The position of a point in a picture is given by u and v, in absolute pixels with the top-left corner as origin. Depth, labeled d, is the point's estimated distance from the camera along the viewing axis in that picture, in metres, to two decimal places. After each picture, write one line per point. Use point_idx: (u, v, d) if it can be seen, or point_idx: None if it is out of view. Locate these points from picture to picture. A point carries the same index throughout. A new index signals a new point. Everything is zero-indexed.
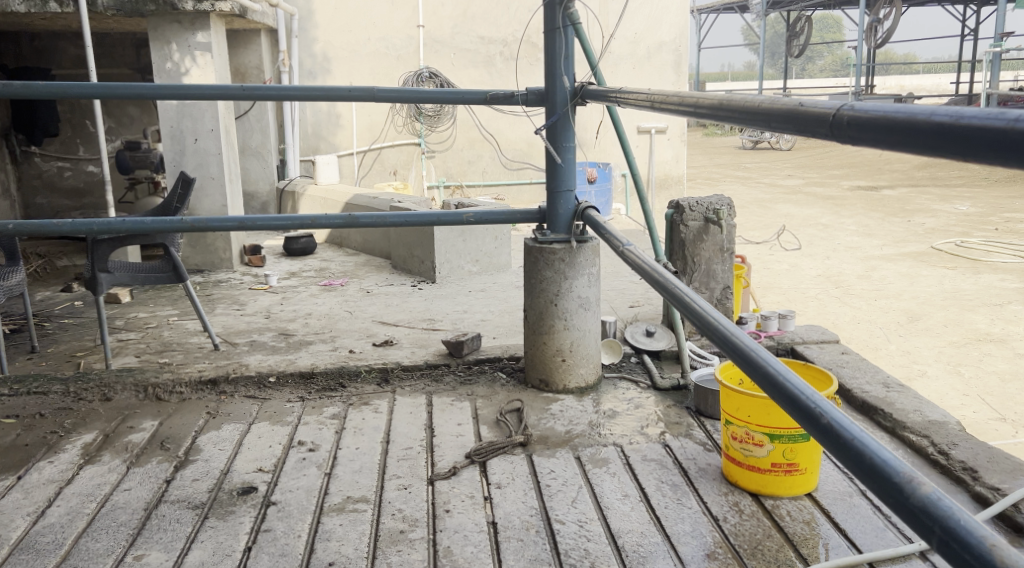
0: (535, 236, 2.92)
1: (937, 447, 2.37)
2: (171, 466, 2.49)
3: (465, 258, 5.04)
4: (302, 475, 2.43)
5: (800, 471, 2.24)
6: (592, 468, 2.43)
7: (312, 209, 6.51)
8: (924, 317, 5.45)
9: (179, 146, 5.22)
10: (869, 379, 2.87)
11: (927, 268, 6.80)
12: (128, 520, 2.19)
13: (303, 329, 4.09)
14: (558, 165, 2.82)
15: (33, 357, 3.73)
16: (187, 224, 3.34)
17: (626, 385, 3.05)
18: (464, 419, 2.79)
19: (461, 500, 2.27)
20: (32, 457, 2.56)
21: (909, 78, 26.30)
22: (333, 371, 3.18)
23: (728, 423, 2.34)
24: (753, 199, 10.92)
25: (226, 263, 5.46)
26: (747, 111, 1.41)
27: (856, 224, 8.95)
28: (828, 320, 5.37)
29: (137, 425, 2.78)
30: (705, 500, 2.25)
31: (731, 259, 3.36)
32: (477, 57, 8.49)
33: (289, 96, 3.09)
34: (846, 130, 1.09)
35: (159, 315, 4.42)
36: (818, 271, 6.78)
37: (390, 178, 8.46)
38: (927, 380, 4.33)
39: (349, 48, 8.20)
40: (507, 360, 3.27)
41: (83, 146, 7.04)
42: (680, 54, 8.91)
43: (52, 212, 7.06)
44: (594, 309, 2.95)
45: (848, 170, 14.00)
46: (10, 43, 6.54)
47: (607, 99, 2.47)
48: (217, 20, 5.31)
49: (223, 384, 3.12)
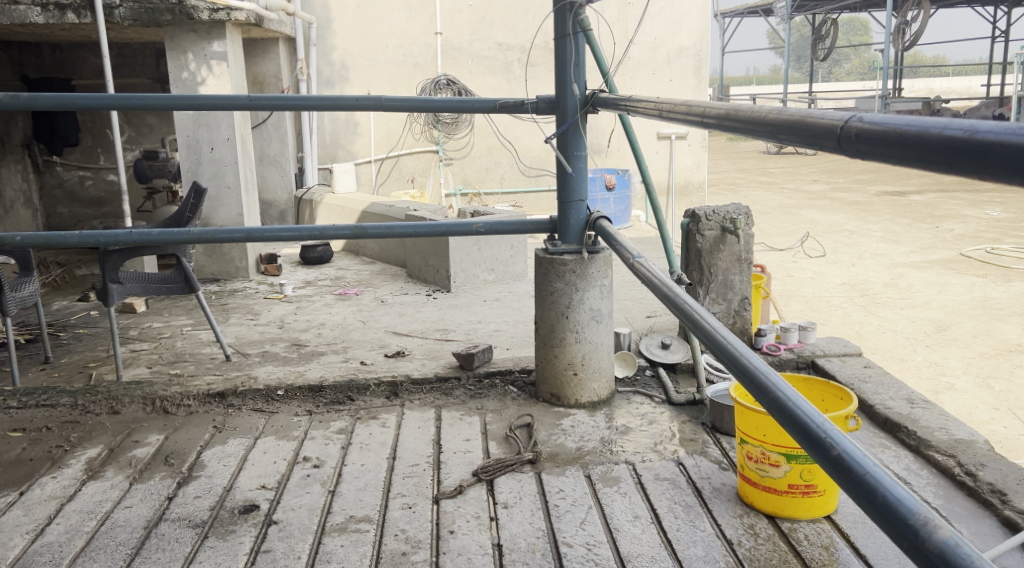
0: (545, 247, 2.86)
1: (964, 467, 2.28)
2: (174, 482, 2.45)
3: (481, 267, 4.99)
4: (306, 492, 2.37)
5: (819, 492, 2.15)
6: (602, 487, 2.35)
7: (329, 218, 6.49)
8: (952, 327, 5.31)
9: (195, 156, 5.21)
10: (892, 395, 2.77)
11: (956, 276, 6.64)
12: (127, 539, 2.15)
13: (316, 339, 4.04)
14: (569, 174, 2.76)
15: (46, 368, 3.72)
16: (195, 236, 3.30)
17: (640, 400, 2.96)
18: (473, 435, 2.73)
19: (466, 521, 2.21)
20: (36, 472, 2.53)
21: (938, 82, 25.91)
22: (342, 384, 3.12)
23: (744, 443, 2.25)
24: (777, 205, 10.76)
25: (242, 273, 5.44)
26: (753, 121, 1.34)
27: (882, 230, 8.79)
28: (852, 330, 5.24)
29: (142, 440, 2.75)
30: (718, 522, 2.17)
31: (749, 269, 3.27)
32: (496, 64, 8.45)
33: (297, 105, 3.05)
34: (854, 143, 1.03)
35: (173, 325, 4.40)
36: (843, 279, 6.65)
37: (408, 185, 8.43)
38: (955, 393, 4.21)
39: (368, 56, 8.19)
40: (519, 373, 3.18)
41: (103, 155, 7.08)
42: (701, 59, 8.81)
43: (73, 221, 7.10)
44: (607, 322, 2.88)
45: (876, 175, 13.79)
46: (32, 53, 6.60)
47: (616, 107, 2.40)
48: (232, 29, 5.30)
49: (231, 397, 3.08)
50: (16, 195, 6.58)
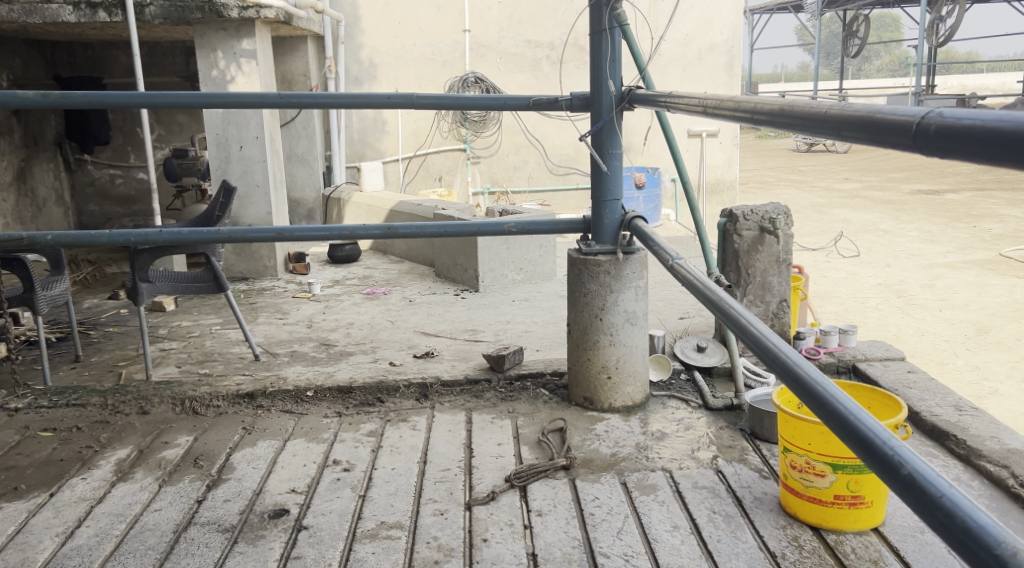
0: (579, 248, 2.80)
1: (1019, 479, 2.20)
2: (203, 485, 2.42)
3: (510, 267, 4.94)
4: (336, 497, 2.33)
5: (866, 503, 2.07)
6: (639, 496, 2.29)
7: (356, 216, 6.47)
8: (993, 330, 5.18)
9: (224, 154, 5.20)
10: (939, 401, 2.68)
11: (997, 277, 6.49)
12: (156, 543, 2.12)
13: (344, 339, 4.01)
14: (604, 173, 2.69)
15: (76, 367, 3.72)
16: (225, 235, 3.27)
17: (675, 404, 2.89)
18: (504, 439, 2.68)
19: (500, 529, 2.15)
20: (66, 473, 2.51)
21: (973, 78, 25.45)
22: (371, 385, 3.07)
23: (786, 451, 2.17)
24: (809, 204, 10.61)
25: (270, 271, 5.43)
26: (810, 118, 1.26)
27: (917, 229, 8.63)
28: (889, 332, 5.13)
29: (172, 441, 2.73)
30: (761, 533, 2.10)
31: (788, 270, 3.18)
32: (524, 61, 8.39)
33: (328, 103, 3.00)
34: (932, 140, 0.96)
35: (202, 324, 4.39)
36: (878, 280, 6.52)
37: (435, 184, 8.41)
38: (999, 398, 4.10)
39: (396, 54, 8.16)
40: (550, 375, 3.12)
41: (134, 153, 7.09)
42: (733, 55, 8.69)
43: (104, 219, 7.14)
44: (642, 324, 2.81)
45: (910, 173, 13.57)
46: (65, 52, 6.64)
47: (654, 103, 2.33)
48: (262, 27, 5.28)
49: (260, 397, 3.04)
50: (48, 193, 6.63)
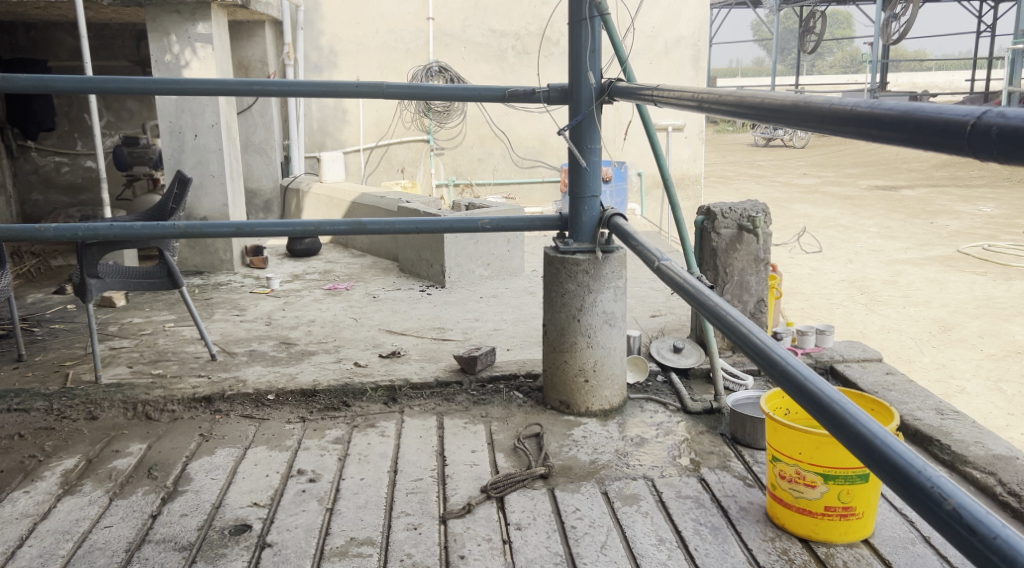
0: (556, 246, 2.69)
1: (1007, 487, 2.16)
2: (157, 499, 2.27)
3: (476, 262, 4.81)
4: (302, 511, 2.19)
5: (857, 515, 2.00)
6: (621, 507, 2.20)
7: (316, 208, 6.28)
8: (957, 328, 5.22)
9: (178, 142, 4.98)
10: (920, 405, 2.64)
11: (956, 274, 6.57)
12: (106, 564, 1.96)
13: (306, 337, 3.85)
14: (583, 168, 2.58)
15: (18, 367, 3.51)
16: (179, 230, 3.07)
17: (653, 408, 2.81)
18: (479, 445, 2.56)
19: (477, 545, 2.04)
20: (7, 485, 2.33)
21: (922, 76, 25.94)
22: (336, 388, 2.93)
23: (775, 460, 2.09)
24: (769, 199, 10.67)
25: (226, 265, 5.23)
26: (826, 115, 1.15)
27: (877, 225, 8.71)
28: (856, 330, 5.14)
29: (123, 449, 2.56)
30: (749, 546, 2.02)
31: (766, 270, 3.12)
32: (489, 51, 8.25)
33: (290, 90, 2.82)
34: (993, 144, 0.87)
35: (155, 320, 4.20)
36: (841, 276, 6.55)
37: (397, 175, 8.25)
38: (967, 396, 4.12)
39: (357, 41, 7.98)
40: (524, 378, 3.01)
41: (81, 140, 6.85)
42: (699, 49, 8.65)
43: (49, 208, 6.86)
44: (620, 325, 2.71)
45: (865, 169, 13.78)
46: (7, 33, 6.35)
47: (635, 97, 2.21)
48: (219, 10, 5.07)
49: (218, 401, 2.88)
50: None
